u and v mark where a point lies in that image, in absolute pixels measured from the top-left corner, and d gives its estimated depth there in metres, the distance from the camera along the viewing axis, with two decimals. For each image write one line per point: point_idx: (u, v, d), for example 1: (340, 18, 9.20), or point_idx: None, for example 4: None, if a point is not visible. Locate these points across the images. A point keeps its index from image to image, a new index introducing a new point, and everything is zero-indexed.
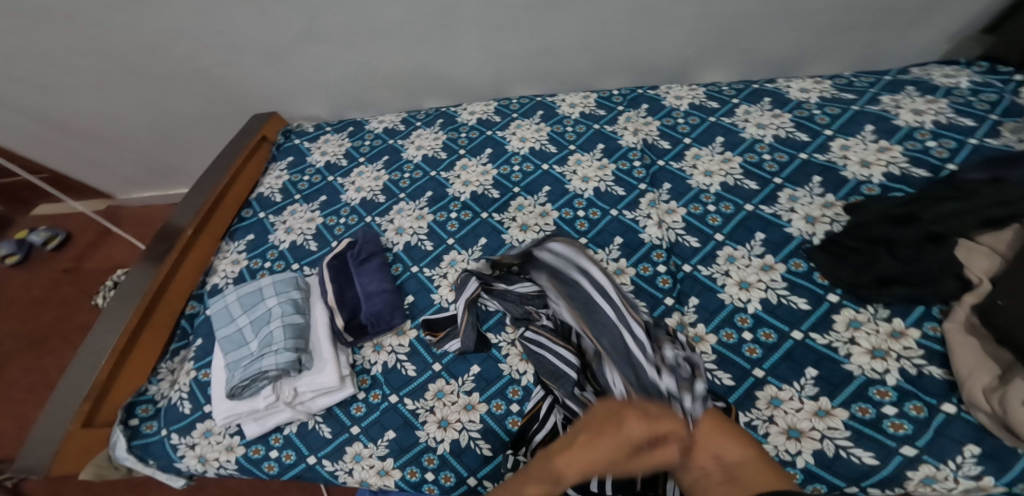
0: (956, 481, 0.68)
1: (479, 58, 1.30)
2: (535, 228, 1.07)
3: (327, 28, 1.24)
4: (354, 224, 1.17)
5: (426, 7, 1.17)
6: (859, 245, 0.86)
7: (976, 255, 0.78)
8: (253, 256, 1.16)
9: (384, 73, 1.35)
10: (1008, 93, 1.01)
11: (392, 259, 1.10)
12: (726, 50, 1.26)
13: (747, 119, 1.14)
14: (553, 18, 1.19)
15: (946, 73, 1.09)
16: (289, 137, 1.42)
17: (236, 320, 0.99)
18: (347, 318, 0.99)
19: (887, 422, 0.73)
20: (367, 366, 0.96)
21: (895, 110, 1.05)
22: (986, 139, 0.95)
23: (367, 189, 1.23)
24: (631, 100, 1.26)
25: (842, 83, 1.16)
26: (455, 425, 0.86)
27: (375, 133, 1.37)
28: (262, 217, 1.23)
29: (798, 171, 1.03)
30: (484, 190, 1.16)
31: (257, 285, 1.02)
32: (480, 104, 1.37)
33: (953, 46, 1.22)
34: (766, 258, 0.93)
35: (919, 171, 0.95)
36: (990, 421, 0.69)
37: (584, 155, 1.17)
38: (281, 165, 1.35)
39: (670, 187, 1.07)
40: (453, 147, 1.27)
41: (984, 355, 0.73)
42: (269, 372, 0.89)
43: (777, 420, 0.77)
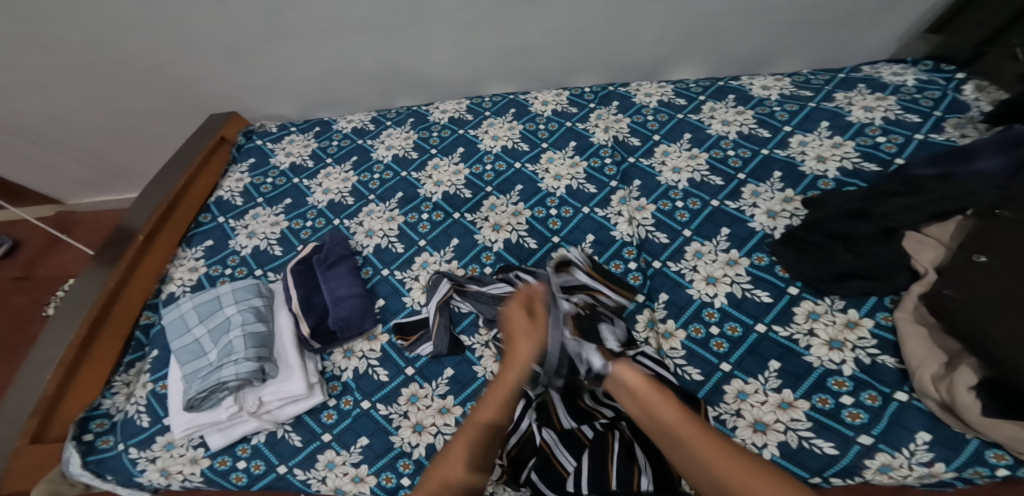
0: (911, 468, 0.71)
1: (451, 56, 1.28)
2: (508, 227, 1.07)
3: (292, 24, 1.21)
4: (321, 228, 1.15)
5: (394, 3, 1.16)
6: (817, 239, 0.89)
7: (923, 247, 0.82)
8: (213, 263, 1.12)
9: (351, 71, 1.32)
10: (950, 90, 1.06)
11: (362, 262, 1.08)
12: (691, 48, 1.28)
13: (713, 116, 1.16)
14: (524, 15, 1.19)
15: (894, 71, 1.14)
16: (251, 138, 1.39)
17: (194, 329, 0.95)
18: (313, 326, 0.96)
19: (845, 412, 0.76)
20: (337, 373, 0.94)
21: (848, 107, 1.08)
22: (931, 134, 1.00)
23: (336, 191, 1.21)
24: (603, 97, 1.27)
25: (800, 81, 1.19)
26: (430, 429, 0.85)
27: (343, 133, 1.34)
28: (223, 222, 1.20)
29: (760, 166, 1.05)
30: (456, 191, 1.15)
31: (214, 294, 0.98)
32: (453, 102, 1.35)
33: (902, 44, 1.27)
34: (731, 253, 0.95)
35: (870, 166, 0.98)
36: (939, 408, 0.73)
37: (555, 153, 1.17)
38: (243, 167, 1.31)
39: (641, 184, 1.08)
40: (425, 147, 1.25)
41: (933, 344, 0.76)
42: (229, 383, 0.87)
43: (744, 413, 0.79)
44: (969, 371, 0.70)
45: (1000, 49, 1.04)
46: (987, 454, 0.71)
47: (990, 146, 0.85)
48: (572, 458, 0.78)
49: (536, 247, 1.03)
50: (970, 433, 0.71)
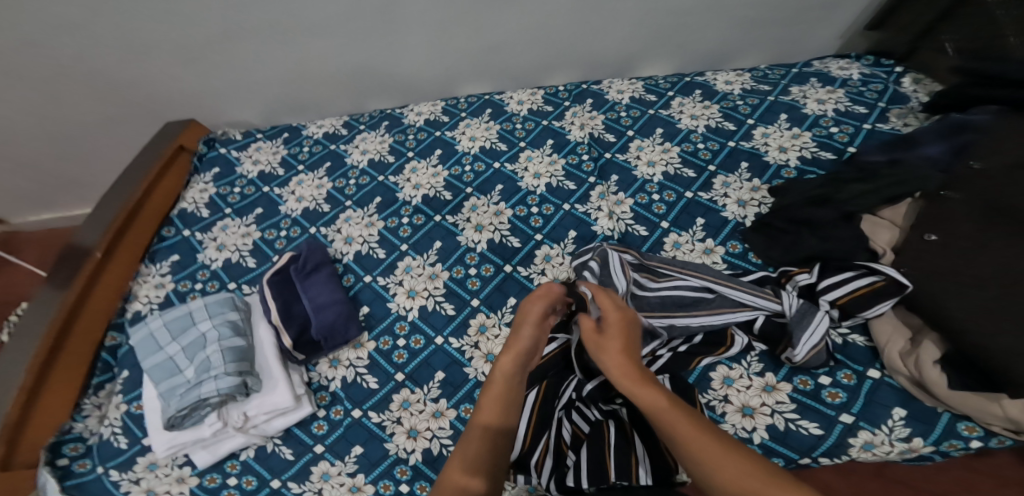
0: (892, 445, 0.76)
1: (424, 55, 1.27)
2: (490, 228, 1.07)
3: (257, 28, 1.17)
4: (297, 237, 1.12)
5: (364, 4, 1.13)
6: (784, 225, 0.91)
7: (880, 228, 0.86)
8: (181, 278, 1.09)
9: (322, 72, 1.29)
10: (891, 83, 1.13)
11: (342, 270, 1.05)
12: (661, 45, 1.30)
13: (682, 111, 1.18)
14: (498, 14, 1.19)
15: (841, 66, 1.19)
16: (213, 147, 1.31)
17: (164, 348, 0.91)
18: (295, 336, 0.93)
19: (825, 392, 0.81)
20: (324, 383, 0.93)
21: (804, 100, 1.12)
22: (877, 124, 1.04)
23: (309, 198, 1.18)
24: (577, 94, 1.28)
25: (759, 75, 1.23)
26: (424, 433, 0.86)
27: (314, 139, 1.30)
28: (188, 235, 1.15)
29: (728, 158, 1.08)
30: (436, 193, 1.13)
31: (185, 309, 0.94)
32: (427, 104, 1.33)
33: (845, 40, 1.33)
34: (707, 242, 0.98)
35: (826, 155, 1.03)
36: (910, 383, 0.77)
37: (534, 152, 1.18)
38: (206, 177, 1.25)
39: (619, 179, 1.11)
40: (401, 150, 1.23)
41: (897, 321, 0.81)
42: (210, 399, 0.84)
43: (732, 399, 0.83)
44: (932, 346, 0.74)
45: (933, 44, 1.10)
46: (959, 427, 0.75)
47: (936, 134, 0.89)
48: (572, 452, 0.80)
49: (520, 246, 1.04)
50: (942, 407, 0.76)
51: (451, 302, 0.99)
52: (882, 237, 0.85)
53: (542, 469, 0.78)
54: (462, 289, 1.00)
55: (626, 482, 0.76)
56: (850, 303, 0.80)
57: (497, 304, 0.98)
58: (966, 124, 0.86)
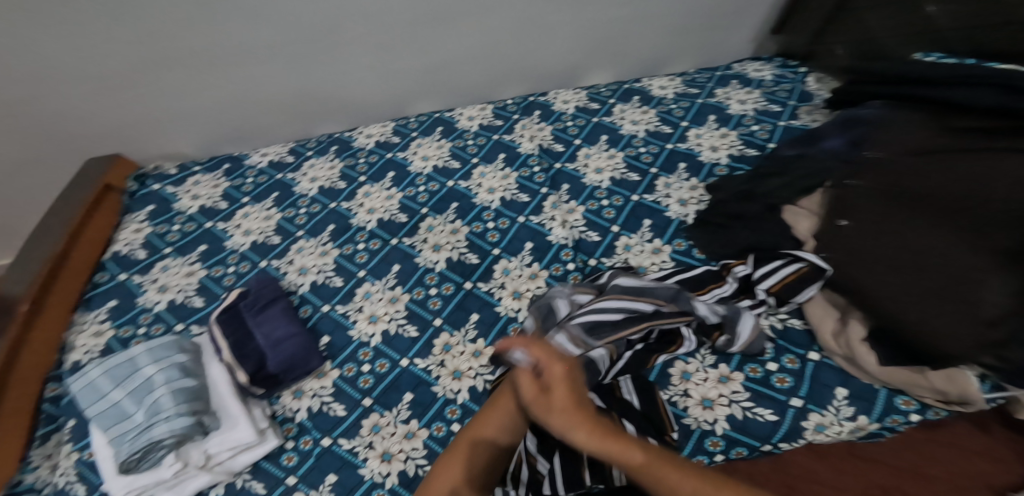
0: (841, 424, 0.80)
1: (370, 78, 1.24)
2: (448, 247, 1.07)
3: (181, 51, 1.06)
4: (247, 272, 1.02)
5: (304, 24, 1.09)
6: (721, 220, 1.00)
7: (799, 218, 0.96)
8: (121, 324, 0.95)
9: (261, 100, 1.20)
10: (798, 83, 1.31)
11: (298, 302, 1.00)
12: (599, 55, 1.37)
13: (623, 117, 1.27)
14: (440, 34, 1.20)
15: (755, 68, 1.39)
16: (144, 183, 1.18)
17: (108, 395, 0.83)
18: (251, 372, 0.88)
19: (774, 377, 0.85)
20: (289, 414, 0.89)
21: (727, 101, 1.27)
22: (790, 121, 1.20)
23: (257, 231, 1.09)
24: (525, 107, 1.33)
25: (689, 80, 1.36)
26: (398, 455, 0.83)
27: (259, 168, 1.21)
28: (125, 278, 1.02)
29: (668, 160, 1.16)
30: (391, 216, 1.11)
31: (128, 354, 0.87)
32: (376, 126, 1.31)
33: (756, 44, 1.51)
34: (655, 242, 1.03)
35: (751, 151, 1.15)
36: (847, 363, 0.84)
37: (487, 167, 1.20)
38: (141, 216, 1.12)
39: (569, 188, 1.15)
40: (352, 175, 1.18)
41: (826, 303, 0.90)
42: (163, 442, 0.78)
43: (691, 392, 0.85)
44: (858, 324, 0.83)
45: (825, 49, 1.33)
46: (898, 401, 0.81)
47: (837, 128, 1.03)
48: (545, 461, 0.77)
49: (478, 261, 1.05)
50: (878, 384, 0.82)
51: (413, 323, 0.98)
52: (803, 226, 0.95)
53: (518, 480, 0.76)
54: (423, 310, 1.00)
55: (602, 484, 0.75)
56: (784, 288, 0.87)
57: (460, 321, 0.98)
58: (858, 117, 1.00)
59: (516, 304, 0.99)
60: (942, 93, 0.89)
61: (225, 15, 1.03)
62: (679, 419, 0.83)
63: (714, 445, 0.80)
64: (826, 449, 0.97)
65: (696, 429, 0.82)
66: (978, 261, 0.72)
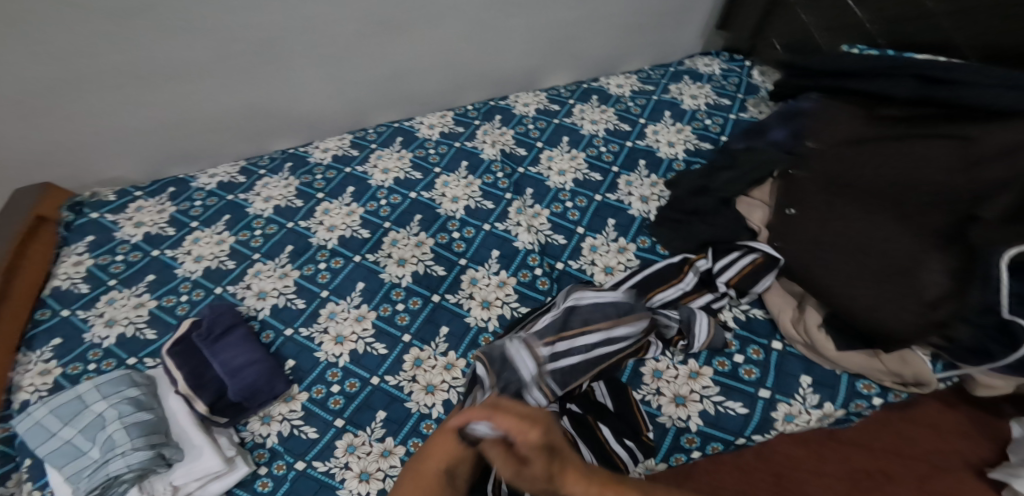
0: (809, 413, 0.82)
1: (322, 91, 1.21)
2: (413, 261, 1.05)
3: (111, 72, 1.00)
4: (200, 300, 0.99)
5: (249, 39, 1.05)
6: (680, 216, 1.02)
7: (753, 208, 1.00)
8: (69, 361, 0.91)
9: (201, 119, 1.15)
10: (744, 76, 1.35)
11: (259, 327, 0.97)
12: (555, 57, 1.37)
13: (583, 117, 1.27)
14: (390, 44, 1.18)
15: (705, 63, 1.40)
16: (80, 212, 1.11)
17: (57, 433, 0.78)
18: (211, 402, 0.85)
19: (741, 369, 0.86)
20: (259, 440, 0.86)
21: (680, 97, 1.29)
22: (740, 114, 1.24)
23: (209, 257, 1.05)
24: (486, 112, 1.32)
25: (644, 77, 1.37)
26: (376, 474, 0.82)
27: (207, 190, 1.16)
28: (68, 314, 0.97)
29: (628, 158, 1.17)
30: (353, 232, 1.09)
31: (74, 392, 0.82)
32: (333, 139, 1.28)
33: (706, 39, 1.54)
34: (620, 241, 1.03)
35: (706, 145, 1.18)
36: (807, 350, 0.86)
37: (449, 176, 1.18)
38: (79, 248, 1.06)
39: (533, 192, 1.14)
40: (310, 192, 1.16)
41: (782, 292, 0.92)
42: (122, 476, 0.75)
43: (664, 390, 0.85)
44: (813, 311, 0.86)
45: (764, 42, 1.38)
46: (859, 386, 0.83)
47: (778, 120, 1.07)
48: None
49: (445, 273, 1.03)
50: (839, 369, 0.84)
51: (381, 340, 0.96)
52: (757, 216, 0.99)
53: None
54: (392, 326, 0.97)
55: None
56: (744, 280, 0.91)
57: (429, 335, 0.96)
58: (796, 109, 1.04)
59: (485, 314, 0.97)
60: (873, 85, 0.92)
61: (159, 36, 0.99)
62: (655, 419, 0.83)
63: (689, 442, 0.81)
64: (806, 436, 1.01)
65: (671, 427, 0.82)
66: (918, 245, 0.76)
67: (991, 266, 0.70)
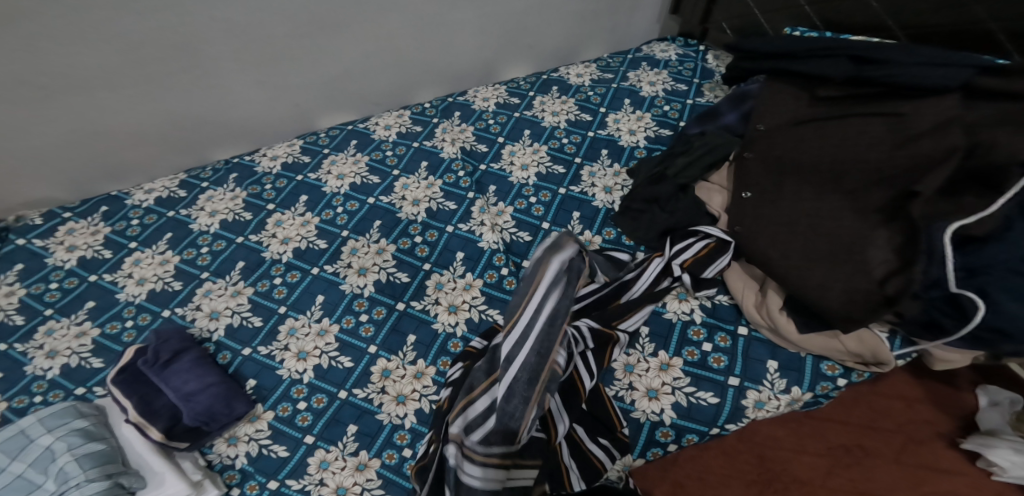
0: (778, 398, 0.81)
1: (262, 96, 1.16)
2: (374, 269, 1.01)
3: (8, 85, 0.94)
4: (148, 324, 0.94)
5: (166, 43, 0.99)
6: (640, 205, 1.00)
7: (712, 193, 0.99)
8: (12, 396, 0.85)
9: (127, 131, 1.09)
10: (699, 61, 1.33)
11: (215, 349, 0.92)
12: (507, 49, 1.33)
13: (544, 109, 1.24)
14: (329, 42, 1.12)
15: (662, 49, 1.39)
16: (7, 239, 1.05)
17: (6, 469, 0.72)
18: (166, 429, 0.79)
19: (710, 358, 0.85)
20: (228, 462, 0.81)
21: (639, 84, 1.27)
22: (697, 99, 1.23)
23: (154, 278, 1.00)
24: (444, 109, 1.28)
25: (602, 65, 1.35)
26: (353, 489, 0.77)
27: (144, 207, 1.10)
28: (5, 349, 0.90)
29: (590, 148, 1.15)
30: (309, 244, 1.05)
31: (16, 426, 0.76)
32: (283, 146, 1.23)
33: (661, 24, 1.51)
34: (585, 234, 1.01)
35: (666, 132, 1.16)
36: (773, 334, 0.85)
37: (409, 178, 1.14)
38: (8, 277, 0.99)
39: (496, 188, 1.11)
40: (259, 204, 1.10)
41: (746, 275, 0.91)
42: None
43: (636, 385, 0.83)
44: (775, 294, 0.85)
45: (716, 26, 1.36)
46: (823, 368, 0.83)
47: (729, 104, 1.07)
48: None
49: (408, 280, 0.99)
50: (804, 352, 0.84)
51: (347, 354, 0.91)
52: (716, 201, 0.98)
53: None
54: (356, 339, 0.92)
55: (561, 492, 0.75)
56: (696, 262, 0.88)
57: (396, 345, 0.92)
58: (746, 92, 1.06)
59: (452, 319, 0.94)
60: (813, 64, 0.92)
61: (64, 44, 0.92)
62: (627, 414, 0.81)
63: (664, 436, 0.81)
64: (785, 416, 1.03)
65: (645, 421, 0.80)
66: (864, 223, 0.78)
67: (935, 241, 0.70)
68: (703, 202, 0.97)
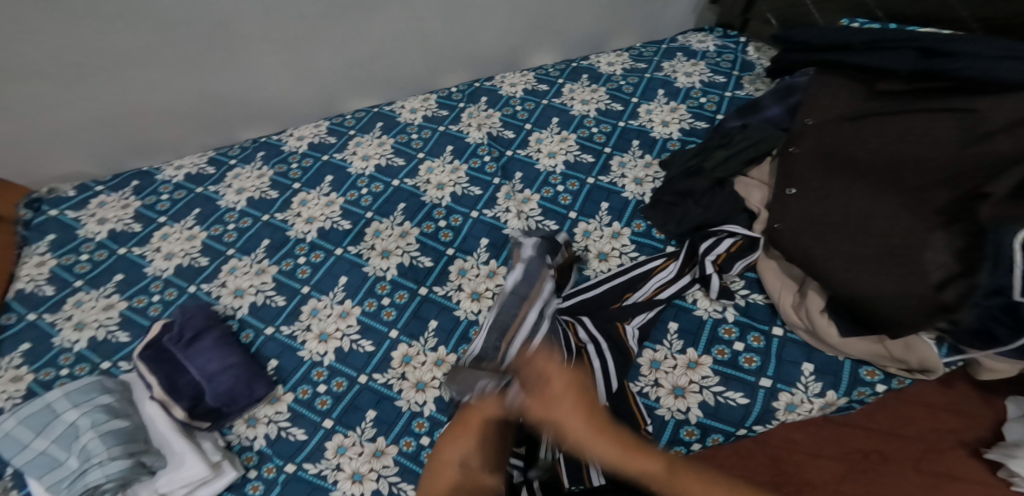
0: (811, 402, 0.79)
1: (290, 76, 1.14)
2: (398, 252, 0.99)
3: (46, 60, 0.93)
4: (175, 299, 0.94)
5: (194, 24, 0.98)
6: (671, 198, 0.97)
7: (752, 189, 0.95)
8: (40, 367, 0.85)
9: (158, 110, 1.09)
10: (739, 52, 1.29)
11: (238, 327, 0.91)
12: (538, 35, 1.31)
13: (573, 97, 1.22)
14: (360, 23, 1.10)
15: (699, 39, 1.34)
16: (40, 209, 1.05)
17: (30, 444, 0.73)
18: (188, 410, 0.79)
19: (741, 358, 0.82)
20: (246, 443, 0.81)
21: (674, 75, 1.24)
22: (737, 91, 1.19)
23: (181, 253, 0.99)
24: (470, 94, 1.26)
25: (635, 54, 1.32)
26: (369, 475, 0.77)
27: (174, 183, 1.10)
28: (35, 318, 0.91)
29: (620, 138, 1.12)
30: (333, 224, 1.03)
31: (43, 401, 0.76)
32: (309, 127, 1.21)
33: (698, 14, 1.47)
34: (614, 225, 0.99)
35: (701, 124, 1.13)
36: (809, 336, 0.82)
37: (434, 162, 1.12)
38: (40, 248, 1.00)
39: (522, 176, 1.08)
40: (285, 183, 1.10)
41: (784, 274, 0.88)
42: (102, 487, 0.70)
43: (662, 381, 0.81)
44: (816, 295, 0.81)
45: (758, 16, 1.31)
46: (863, 373, 0.81)
47: (772, 97, 1.03)
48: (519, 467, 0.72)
49: (431, 264, 0.98)
50: (842, 356, 0.81)
51: (367, 337, 0.90)
52: (755, 196, 0.94)
53: None
54: (377, 322, 0.91)
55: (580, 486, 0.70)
56: (728, 258, 0.87)
57: (417, 331, 0.90)
58: (792, 86, 1.01)
59: (475, 307, 0.92)
60: (871, 57, 0.88)
61: (101, 20, 0.92)
62: (653, 411, 0.79)
63: (690, 435, 0.77)
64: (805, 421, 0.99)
65: (670, 419, 0.78)
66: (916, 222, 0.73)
67: (1001, 247, 0.66)
68: (741, 198, 0.94)
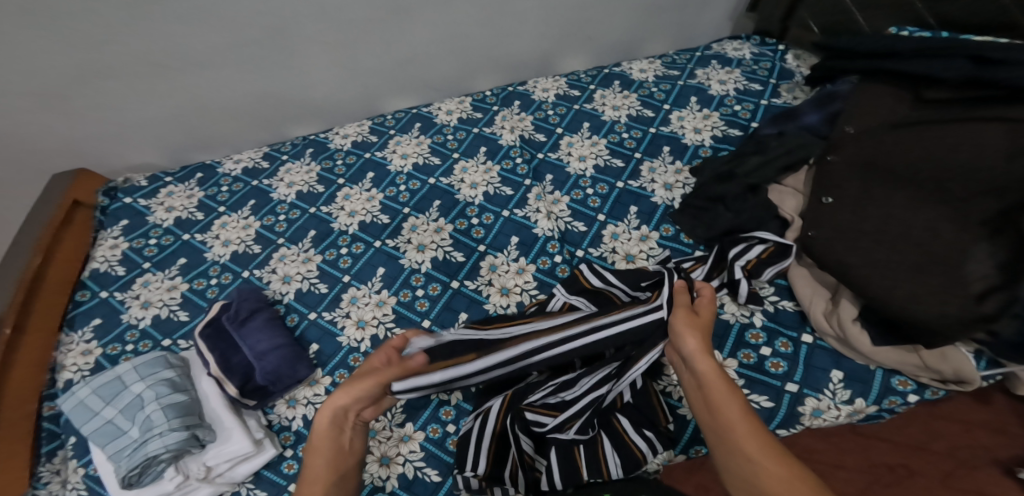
0: (838, 408, 0.80)
1: (337, 78, 1.20)
2: (432, 246, 1.04)
3: (122, 60, 1.01)
4: (229, 283, 1.00)
5: (253, 29, 1.04)
6: (702, 203, 0.99)
7: (785, 196, 0.98)
8: (108, 342, 0.93)
9: (218, 108, 1.16)
10: (777, 60, 1.29)
11: (284, 311, 0.98)
12: (573, 40, 1.34)
13: (605, 103, 1.24)
14: (404, 28, 1.15)
15: (734, 47, 1.35)
16: (115, 197, 1.14)
17: (100, 412, 0.80)
18: (239, 386, 0.85)
19: (768, 363, 0.84)
20: (286, 423, 0.86)
21: (708, 82, 1.25)
22: (773, 99, 1.20)
23: (237, 241, 1.06)
24: (504, 98, 1.30)
25: (668, 61, 1.34)
26: (397, 458, 0.81)
27: (233, 176, 1.18)
28: (106, 296, 0.99)
29: (651, 144, 1.15)
30: (373, 217, 1.09)
31: (113, 373, 0.83)
32: (352, 126, 1.27)
33: (733, 22, 1.48)
34: (642, 229, 1.01)
35: (734, 131, 1.14)
36: (839, 344, 0.83)
37: (468, 162, 1.17)
38: (114, 232, 1.08)
39: (553, 178, 1.12)
40: (330, 178, 1.16)
41: (816, 283, 0.89)
42: (160, 456, 0.76)
43: None
44: (848, 303, 0.82)
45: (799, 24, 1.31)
46: (894, 383, 0.81)
47: (811, 105, 1.04)
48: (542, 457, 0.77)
49: (464, 259, 1.02)
50: (873, 365, 0.82)
51: (402, 326, 0.94)
52: (789, 204, 0.96)
53: (515, 481, 0.76)
54: (412, 312, 0.96)
55: (599, 480, 0.75)
56: (758, 264, 0.88)
57: (448, 322, 0.94)
58: (834, 94, 1.03)
59: (504, 301, 0.96)
60: (914, 65, 0.89)
61: (172, 25, 0.99)
62: (675, 411, 0.83)
63: None
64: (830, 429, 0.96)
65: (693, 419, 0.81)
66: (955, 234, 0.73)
67: None
68: (775, 205, 0.96)
